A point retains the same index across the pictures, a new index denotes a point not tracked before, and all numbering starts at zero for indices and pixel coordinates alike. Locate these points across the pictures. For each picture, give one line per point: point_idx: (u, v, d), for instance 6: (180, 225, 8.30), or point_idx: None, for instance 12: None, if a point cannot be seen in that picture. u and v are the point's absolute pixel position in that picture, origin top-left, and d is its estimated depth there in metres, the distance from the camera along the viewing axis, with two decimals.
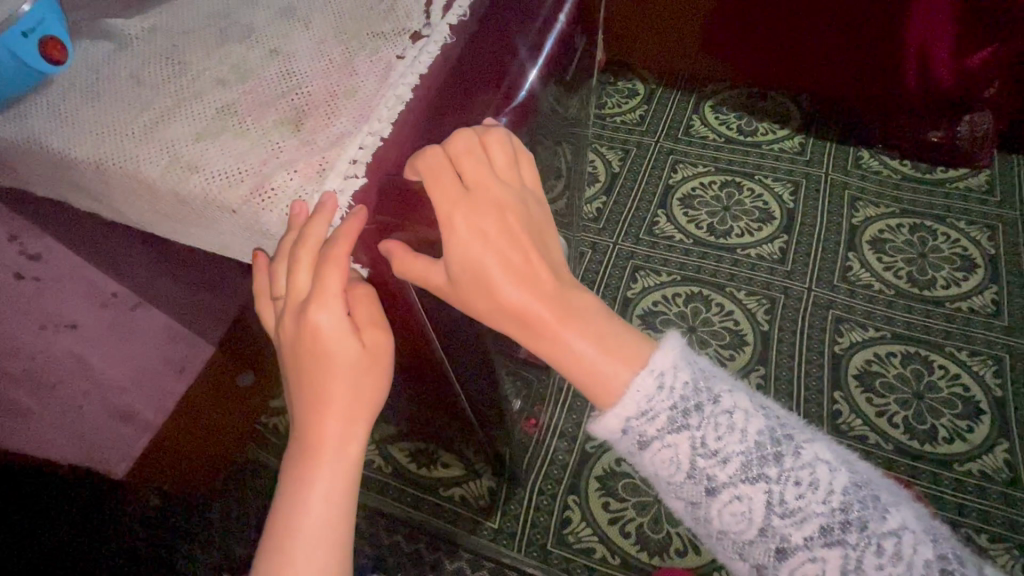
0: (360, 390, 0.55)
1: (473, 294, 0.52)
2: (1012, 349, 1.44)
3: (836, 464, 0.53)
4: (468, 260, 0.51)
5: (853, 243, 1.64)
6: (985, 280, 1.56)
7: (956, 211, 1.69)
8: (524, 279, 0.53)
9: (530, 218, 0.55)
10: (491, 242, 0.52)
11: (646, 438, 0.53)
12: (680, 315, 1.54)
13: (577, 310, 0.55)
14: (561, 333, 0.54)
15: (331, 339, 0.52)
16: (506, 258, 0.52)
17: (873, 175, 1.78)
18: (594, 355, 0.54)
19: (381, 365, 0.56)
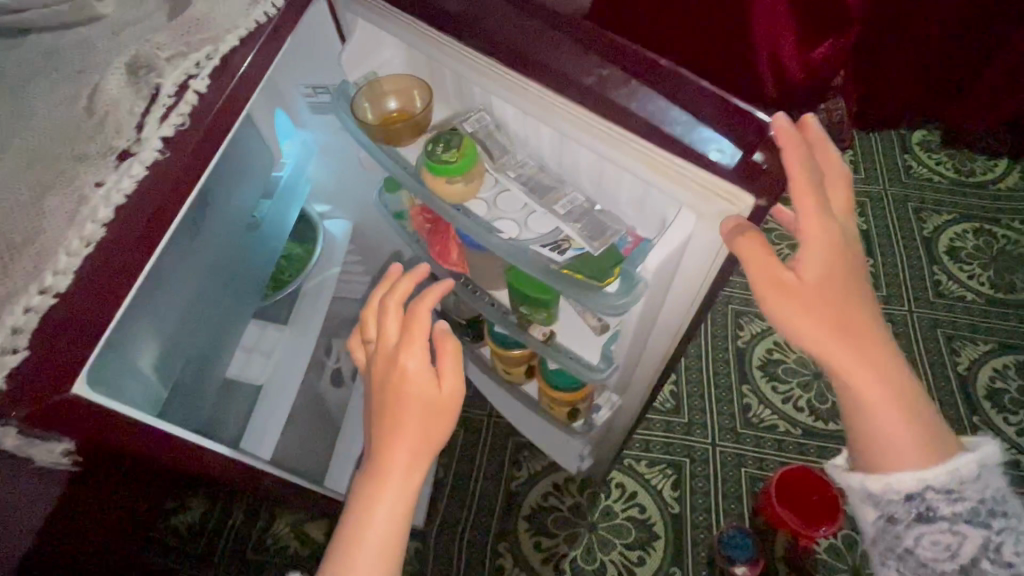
0: (427, 428, 0.66)
1: (843, 330, 0.57)
2: (891, 317, 1.54)
3: (978, 475, 0.60)
4: (828, 296, 0.56)
5: None
6: (862, 255, 1.66)
7: None
8: (846, 315, 0.57)
9: (847, 252, 0.57)
10: (836, 281, 0.57)
11: (922, 506, 0.60)
12: None
13: (882, 349, 0.59)
14: (875, 375, 0.58)
15: (408, 381, 0.67)
16: (848, 301, 0.57)
17: None
18: (882, 393, 0.59)
19: (448, 413, 0.69)
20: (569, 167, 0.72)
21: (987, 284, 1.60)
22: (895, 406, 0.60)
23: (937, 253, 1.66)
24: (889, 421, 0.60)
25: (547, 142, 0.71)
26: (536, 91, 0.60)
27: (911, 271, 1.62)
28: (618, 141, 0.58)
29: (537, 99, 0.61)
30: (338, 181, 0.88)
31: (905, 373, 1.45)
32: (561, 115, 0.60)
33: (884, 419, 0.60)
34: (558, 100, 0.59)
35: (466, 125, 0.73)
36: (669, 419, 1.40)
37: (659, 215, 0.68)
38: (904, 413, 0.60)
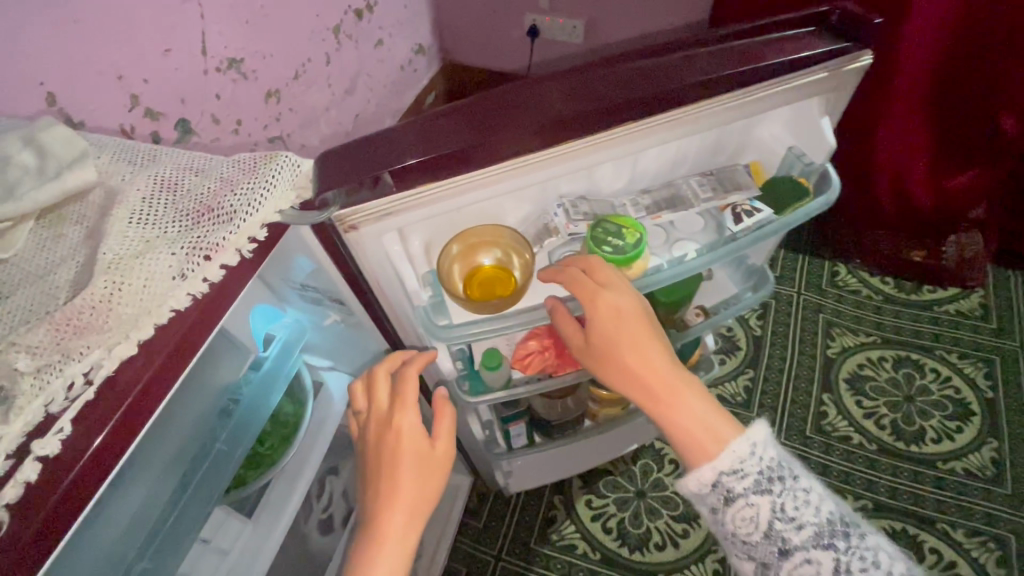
0: (423, 485, 0.52)
1: (625, 351, 0.53)
2: (1016, 527, 1.22)
3: (769, 455, 0.51)
4: (610, 329, 0.53)
5: (829, 382, 1.43)
6: (981, 433, 1.35)
7: (945, 341, 1.49)
8: (627, 332, 0.53)
9: (645, 315, 0.54)
10: (625, 320, 0.53)
11: (732, 495, 0.50)
12: (627, 474, 1.33)
13: (674, 381, 0.53)
14: (668, 387, 0.53)
15: (407, 439, 0.53)
16: (626, 321, 0.53)
17: (853, 292, 1.58)
18: (671, 412, 0.52)
19: (442, 471, 0.54)
20: (660, 170, 0.61)
21: None
22: (696, 401, 0.52)
23: None
24: (688, 414, 0.52)
25: (643, 164, 0.59)
26: (693, 114, 0.51)
27: None
28: (782, 91, 0.53)
29: (696, 119, 0.52)
30: (337, 340, 0.73)
31: None
32: (706, 121, 0.52)
33: (670, 415, 0.52)
34: (720, 105, 0.51)
35: (581, 218, 0.56)
36: None
37: (749, 137, 0.63)
38: (719, 426, 0.52)
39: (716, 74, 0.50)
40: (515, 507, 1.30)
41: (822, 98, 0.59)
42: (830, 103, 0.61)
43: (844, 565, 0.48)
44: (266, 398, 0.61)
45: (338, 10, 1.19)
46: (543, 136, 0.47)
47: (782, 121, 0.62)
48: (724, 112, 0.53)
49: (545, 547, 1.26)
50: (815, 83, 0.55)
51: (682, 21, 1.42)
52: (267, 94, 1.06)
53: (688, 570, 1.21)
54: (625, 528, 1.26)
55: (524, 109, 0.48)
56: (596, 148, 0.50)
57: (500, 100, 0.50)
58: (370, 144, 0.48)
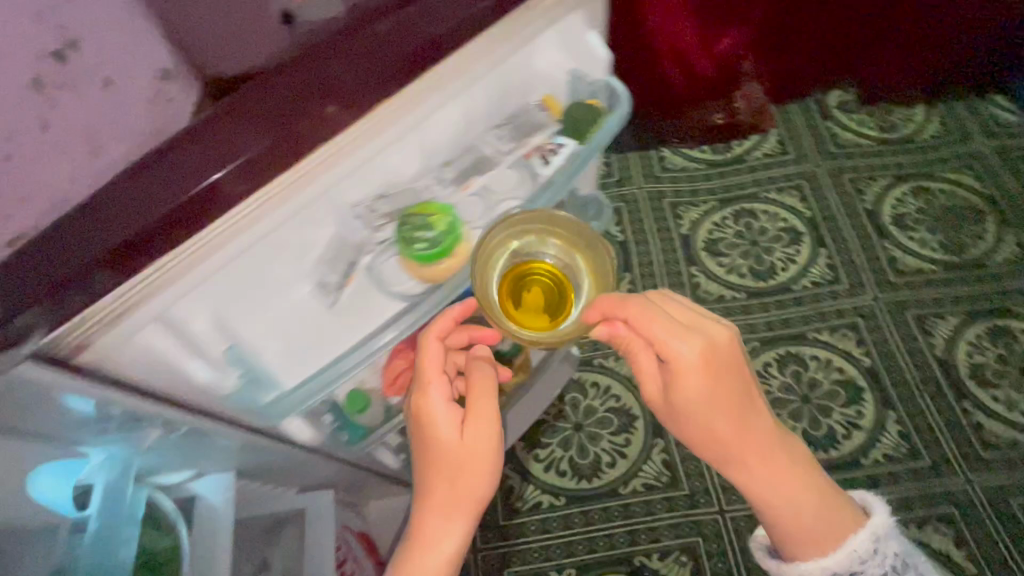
0: (465, 467, 0.63)
1: (721, 411, 0.66)
2: (860, 310, 1.46)
3: (899, 558, 0.65)
4: (698, 392, 0.65)
5: (692, 256, 1.58)
6: (814, 247, 1.57)
7: (764, 183, 1.69)
8: (727, 395, 0.66)
9: (723, 354, 0.65)
10: (720, 380, 0.65)
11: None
12: (560, 415, 1.36)
13: (749, 431, 0.67)
14: (764, 467, 0.68)
15: (453, 432, 0.64)
16: (720, 368, 0.65)
17: (683, 171, 1.72)
18: (763, 467, 0.68)
19: (484, 456, 0.64)
20: (450, 137, 0.61)
21: (939, 247, 1.54)
22: (801, 482, 0.68)
23: (884, 224, 1.59)
24: (786, 479, 0.68)
25: (429, 138, 0.60)
26: (428, 83, 0.52)
27: (865, 253, 1.54)
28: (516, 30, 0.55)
29: (435, 85, 0.53)
30: (187, 449, 0.65)
31: (889, 370, 1.38)
32: (446, 84, 0.53)
33: (792, 514, 0.67)
34: (458, 59, 0.53)
35: (384, 225, 0.61)
36: (670, 496, 1.26)
37: (533, 72, 0.64)
38: (822, 497, 0.67)
39: (445, 28, 0.50)
40: None
41: (579, 13, 0.60)
42: (590, 16, 0.62)
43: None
44: (110, 556, 0.59)
45: (28, 61, 0.96)
46: (277, 156, 0.47)
47: (553, 46, 0.63)
48: (462, 69, 0.54)
49: (514, 518, 1.26)
50: (554, 17, 0.58)
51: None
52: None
53: (642, 472, 1.29)
54: (577, 463, 1.31)
55: (252, 127, 0.46)
56: (343, 151, 0.51)
57: (236, 113, 0.47)
58: (121, 214, 0.45)
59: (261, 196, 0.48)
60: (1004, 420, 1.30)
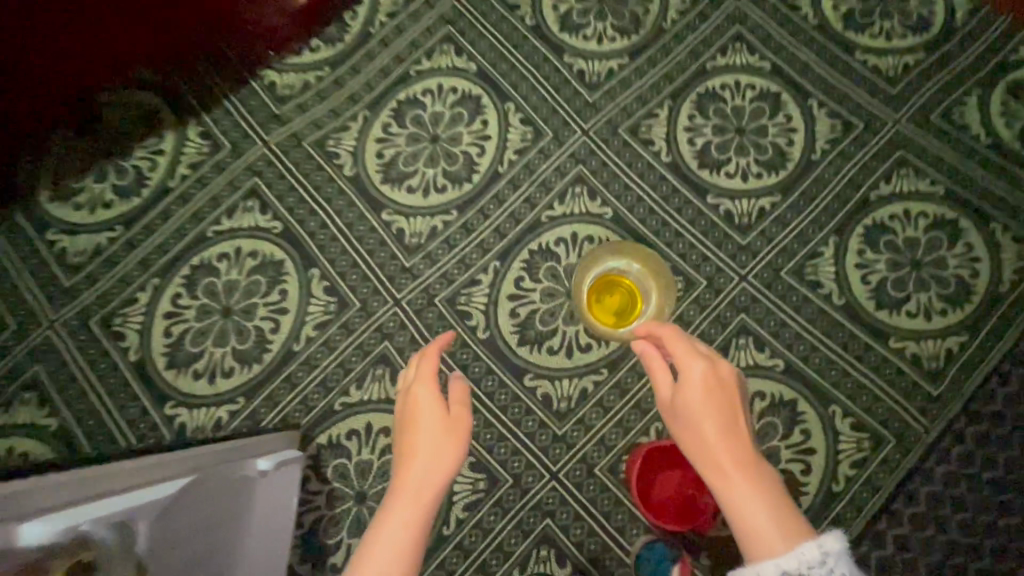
0: (439, 459, 0.87)
1: (707, 410, 0.83)
2: (576, 156, 1.20)
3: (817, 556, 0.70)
4: (698, 396, 0.84)
5: (375, 199, 1.18)
6: (499, 106, 1.23)
7: (406, 53, 1.23)
8: (724, 409, 0.83)
9: (731, 400, 0.85)
10: (715, 416, 0.83)
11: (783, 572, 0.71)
12: (335, 497, 1.03)
13: (741, 445, 0.81)
14: (732, 454, 0.80)
15: (422, 423, 0.91)
16: (718, 394, 0.85)
17: (305, 90, 1.22)
18: (731, 470, 0.78)
19: (454, 447, 0.89)
20: None
21: (620, 33, 1.25)
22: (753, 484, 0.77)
23: (557, 36, 1.25)
24: (734, 486, 0.76)
25: None
26: None
27: (552, 83, 1.24)
28: None
29: None
30: None
31: (632, 207, 1.17)
32: None
33: (735, 505, 0.75)
34: None
35: None
36: (498, 498, 1.03)
37: None
38: (780, 503, 0.76)
39: None
40: None
41: None
42: None
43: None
44: None
45: None
46: None
47: None
48: None
49: None
50: None
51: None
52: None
53: (456, 495, 1.03)
54: None
55: None
56: None
57: None
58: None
59: None
60: (747, 193, 1.18)
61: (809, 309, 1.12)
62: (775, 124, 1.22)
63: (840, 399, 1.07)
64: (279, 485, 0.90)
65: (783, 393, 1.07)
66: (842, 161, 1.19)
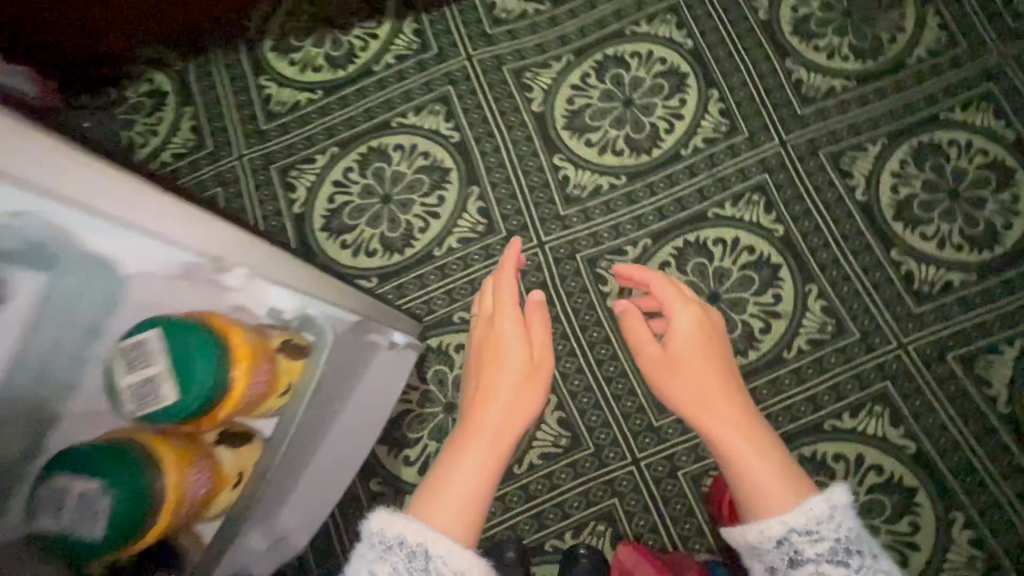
0: (531, 381, 0.84)
1: (688, 343, 0.79)
2: (765, 164, 1.14)
3: (836, 509, 0.62)
4: (687, 343, 0.79)
5: (551, 141, 1.18)
6: (702, 90, 1.19)
7: (629, 11, 1.23)
8: (711, 351, 0.79)
9: (724, 356, 0.80)
10: (700, 365, 0.77)
11: (799, 556, 0.62)
12: (426, 399, 1.07)
13: (735, 396, 0.76)
14: (721, 402, 0.74)
15: (500, 363, 0.85)
16: (711, 340, 0.80)
17: (523, 18, 1.23)
18: (708, 418, 0.73)
19: (537, 384, 0.84)
20: None
21: (852, 54, 1.18)
22: (759, 450, 0.70)
23: (786, 37, 1.20)
24: (721, 426, 0.72)
25: None
26: None
27: (764, 83, 1.18)
28: None
29: None
30: None
31: (807, 232, 1.10)
32: None
33: (727, 446, 0.71)
34: None
35: None
36: (573, 461, 1.03)
37: None
38: (780, 469, 0.68)
39: None
40: (339, 526, 1.04)
41: None
42: None
43: None
44: None
45: None
46: None
47: None
48: None
49: None
50: None
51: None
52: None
53: (537, 441, 1.04)
54: None
55: None
56: None
57: None
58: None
59: None
60: (939, 262, 1.07)
61: (965, 403, 1.01)
62: (997, 200, 1.10)
63: (964, 508, 0.97)
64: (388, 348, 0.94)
65: (904, 477, 0.99)
66: None
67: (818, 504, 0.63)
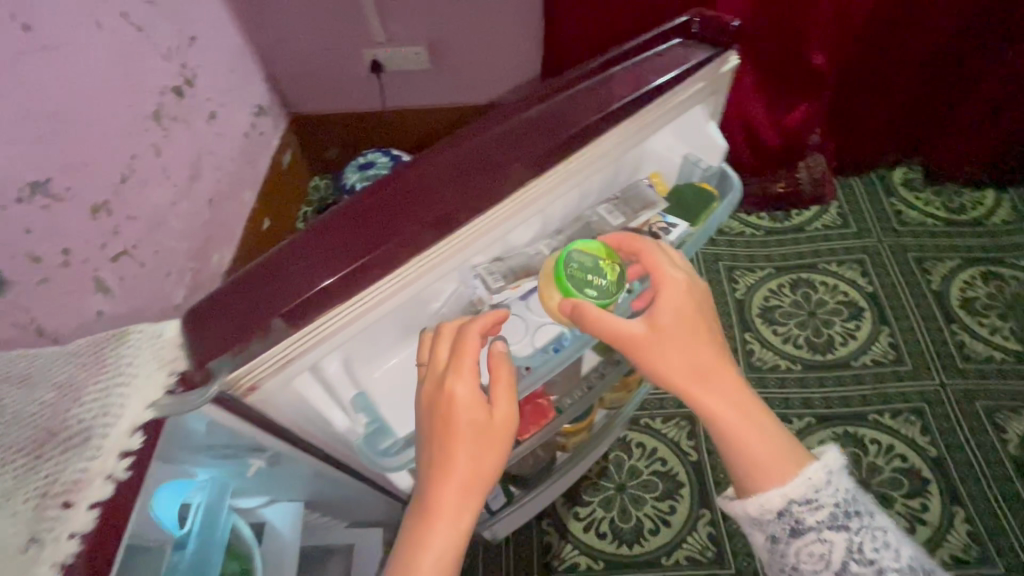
0: (485, 451, 0.54)
1: (677, 321, 0.59)
2: (925, 396, 1.39)
3: (840, 470, 0.58)
4: (671, 313, 0.59)
5: (746, 322, 1.56)
6: (875, 324, 1.52)
7: (823, 253, 1.67)
8: (693, 322, 0.60)
9: (717, 321, 0.61)
10: (695, 333, 0.59)
11: (801, 527, 0.56)
12: (603, 473, 1.33)
13: (734, 386, 0.59)
14: (728, 376, 0.59)
15: (468, 429, 0.54)
16: (693, 318, 0.60)
17: (740, 236, 1.72)
18: (730, 412, 0.58)
19: (470, 498, 0.53)
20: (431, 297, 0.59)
21: (1011, 338, 1.47)
22: (762, 426, 0.58)
23: (952, 307, 1.53)
24: (754, 425, 0.58)
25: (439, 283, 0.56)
26: (428, 271, 0.50)
27: (930, 335, 1.49)
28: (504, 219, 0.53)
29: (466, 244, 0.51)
30: (269, 483, 0.68)
31: (957, 463, 1.30)
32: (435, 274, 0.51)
33: (739, 433, 0.57)
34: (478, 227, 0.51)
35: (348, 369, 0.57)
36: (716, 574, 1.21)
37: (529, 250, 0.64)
38: (774, 436, 0.58)
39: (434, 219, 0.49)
40: (508, 548, 1.25)
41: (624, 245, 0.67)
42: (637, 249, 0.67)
43: (853, 541, 0.54)
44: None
45: (153, 95, 1.09)
46: (339, 296, 0.47)
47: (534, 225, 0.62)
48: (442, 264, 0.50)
49: None
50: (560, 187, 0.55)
51: (508, 41, 1.48)
52: (29, 189, 0.83)
53: (686, 544, 1.24)
54: (618, 529, 1.27)
55: (323, 251, 0.48)
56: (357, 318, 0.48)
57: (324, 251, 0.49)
58: (381, 189, 0.51)
59: (338, 328, 0.48)
60: None
61: None
62: None
63: None
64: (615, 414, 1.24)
65: None
66: None
67: (812, 472, 0.56)
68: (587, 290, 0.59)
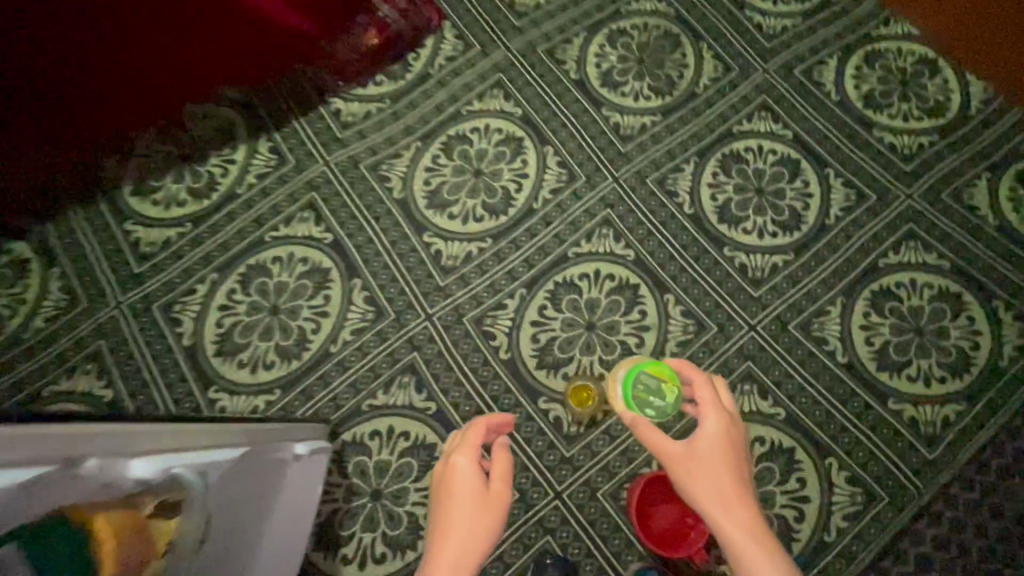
0: (483, 507, 0.94)
1: (706, 472, 0.87)
2: (606, 200, 1.30)
3: None
4: (697, 482, 0.87)
5: (419, 222, 1.29)
6: (538, 149, 1.35)
7: (460, 94, 1.38)
8: (726, 461, 0.89)
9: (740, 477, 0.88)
10: (720, 473, 0.87)
11: None
12: (351, 491, 1.10)
13: (727, 500, 0.85)
14: (734, 503, 0.85)
15: (482, 497, 0.96)
16: (731, 455, 0.89)
17: (367, 120, 1.35)
18: (709, 499, 0.85)
19: (475, 548, 0.92)
20: None
21: (652, 95, 1.39)
22: (763, 550, 0.80)
23: (596, 90, 1.40)
24: (726, 508, 0.84)
25: None
26: None
27: (588, 133, 1.36)
28: None
29: None
30: None
31: (653, 251, 1.27)
32: None
33: (716, 509, 0.85)
34: None
35: None
36: None
37: None
38: (760, 538, 0.81)
39: None
40: None
41: None
42: None
43: None
44: None
45: None
46: None
47: None
48: None
49: None
50: None
51: None
52: None
53: None
54: (393, 536, 1.08)
55: None
56: None
57: None
58: None
59: None
60: (763, 250, 1.26)
61: (813, 364, 1.18)
62: (793, 188, 1.31)
63: (837, 451, 1.12)
64: (283, 430, 0.94)
65: (783, 440, 1.13)
66: (853, 230, 1.27)
67: None
68: (650, 403, 0.96)
